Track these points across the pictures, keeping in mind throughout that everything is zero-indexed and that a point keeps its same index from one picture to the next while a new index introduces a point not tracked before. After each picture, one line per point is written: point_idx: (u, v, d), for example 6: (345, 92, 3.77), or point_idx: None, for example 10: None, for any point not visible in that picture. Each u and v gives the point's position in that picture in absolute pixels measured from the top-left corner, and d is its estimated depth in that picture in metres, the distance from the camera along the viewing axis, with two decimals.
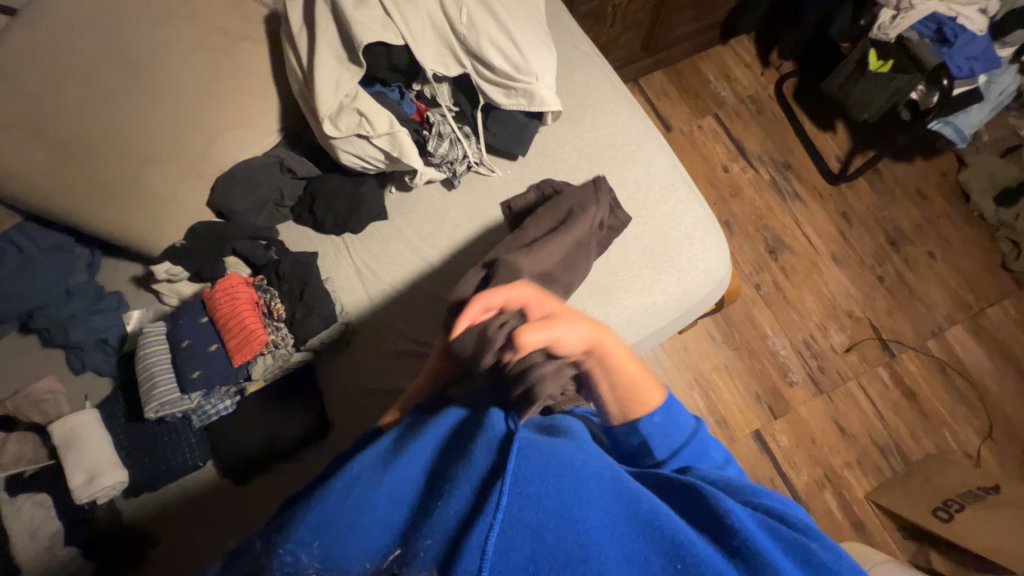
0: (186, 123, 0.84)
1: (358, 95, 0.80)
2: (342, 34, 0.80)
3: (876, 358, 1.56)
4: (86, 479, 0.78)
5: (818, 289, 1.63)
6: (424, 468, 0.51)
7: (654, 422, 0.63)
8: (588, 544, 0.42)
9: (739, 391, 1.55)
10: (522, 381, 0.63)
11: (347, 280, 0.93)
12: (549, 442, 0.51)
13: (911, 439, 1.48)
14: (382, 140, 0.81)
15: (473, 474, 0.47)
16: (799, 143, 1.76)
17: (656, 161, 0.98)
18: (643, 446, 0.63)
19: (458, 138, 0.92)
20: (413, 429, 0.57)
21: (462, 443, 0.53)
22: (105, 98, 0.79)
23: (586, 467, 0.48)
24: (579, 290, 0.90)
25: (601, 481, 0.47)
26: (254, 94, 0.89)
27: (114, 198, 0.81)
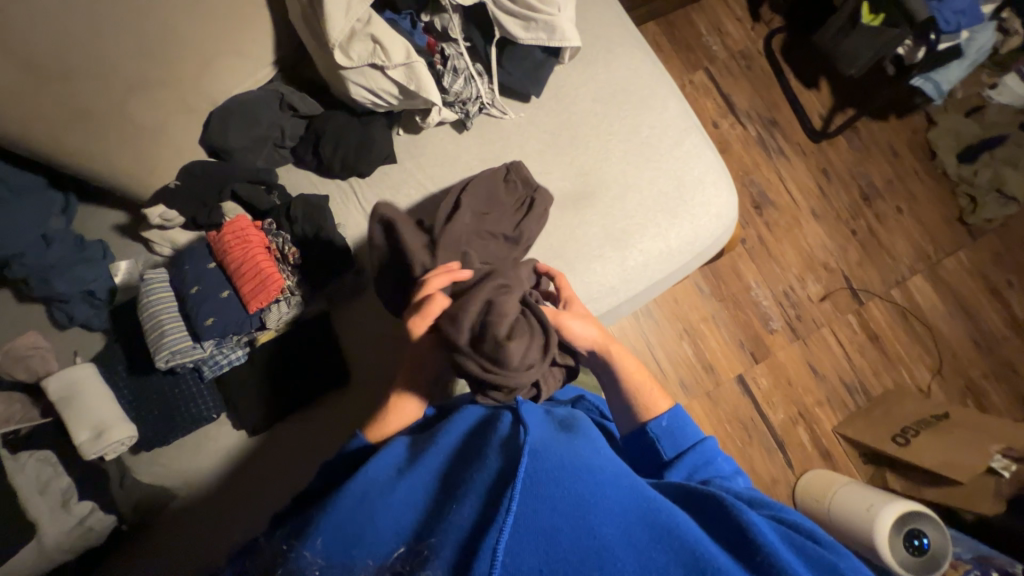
0: (173, 49, 0.75)
1: (370, 22, 0.75)
2: None
3: (846, 306, 1.68)
4: (92, 435, 0.74)
5: (798, 242, 1.72)
6: (434, 474, 0.57)
7: (661, 424, 0.70)
8: (601, 549, 0.45)
9: (725, 340, 1.64)
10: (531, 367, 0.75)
11: (357, 226, 0.91)
12: (554, 442, 0.56)
13: (873, 378, 1.63)
14: (399, 72, 0.76)
15: (483, 481, 0.52)
16: (785, 100, 1.80)
17: (669, 105, 0.97)
18: (650, 446, 0.69)
19: (472, 75, 0.89)
20: (425, 442, 0.63)
21: (473, 447, 0.58)
22: (78, 5, 0.66)
23: (596, 470, 0.52)
24: (596, 236, 0.92)
25: (609, 486, 0.51)
26: (248, 14, 0.80)
27: (99, 135, 0.73)
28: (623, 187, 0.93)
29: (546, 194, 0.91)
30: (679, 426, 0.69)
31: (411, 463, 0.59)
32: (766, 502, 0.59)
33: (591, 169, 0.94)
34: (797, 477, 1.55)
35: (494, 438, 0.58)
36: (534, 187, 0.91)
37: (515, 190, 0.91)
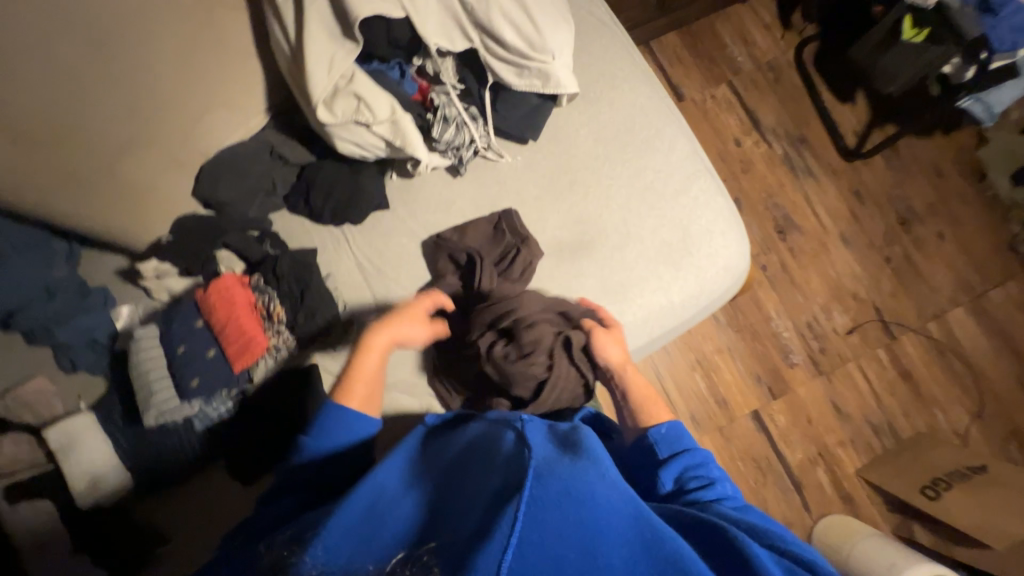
0: (160, 107, 0.76)
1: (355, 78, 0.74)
2: (336, 6, 0.71)
3: (876, 340, 1.57)
4: (88, 483, 0.78)
5: (825, 270, 1.61)
6: (435, 489, 0.56)
7: (661, 431, 0.71)
8: None
9: (740, 373, 1.56)
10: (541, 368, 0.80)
11: (348, 275, 0.90)
12: (558, 459, 0.54)
13: (904, 419, 1.51)
14: (384, 125, 0.74)
15: (486, 497, 0.50)
16: (815, 116, 1.68)
17: (677, 146, 0.91)
18: (648, 448, 0.69)
19: (464, 121, 0.85)
20: (424, 461, 0.63)
21: (475, 462, 0.57)
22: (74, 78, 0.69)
23: (602, 496, 0.50)
24: (594, 289, 0.88)
25: (612, 513, 0.49)
26: (232, 63, 0.80)
27: (94, 194, 0.75)
28: (623, 236, 0.88)
29: (536, 245, 0.88)
30: (678, 437, 0.71)
31: (413, 479, 0.59)
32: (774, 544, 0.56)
33: (590, 217, 0.89)
34: (814, 522, 1.46)
35: (499, 455, 0.56)
36: (523, 236, 0.88)
37: (502, 239, 0.88)
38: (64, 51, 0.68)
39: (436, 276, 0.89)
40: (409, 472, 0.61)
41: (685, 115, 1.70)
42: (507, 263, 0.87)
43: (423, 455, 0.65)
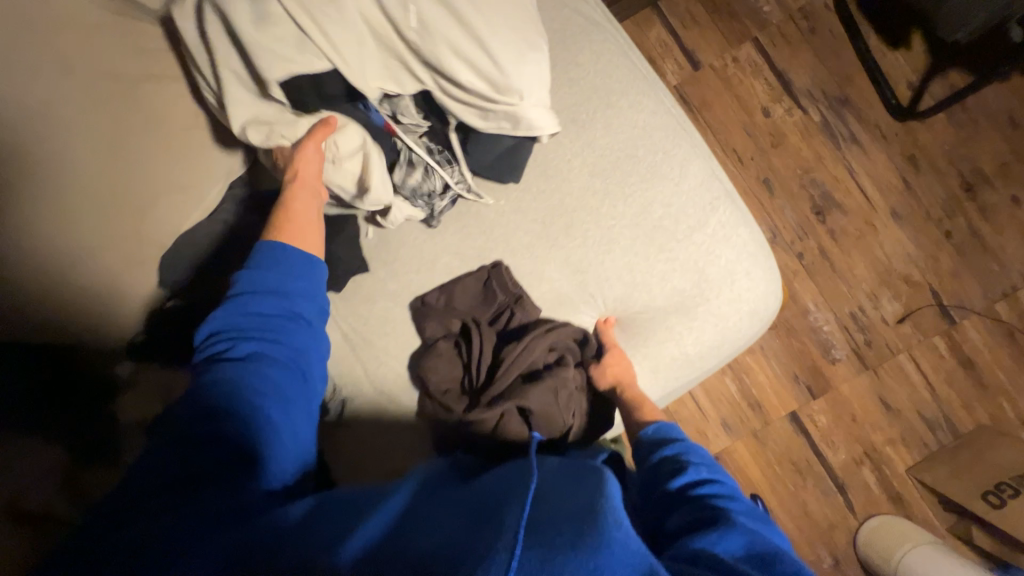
0: (105, 206, 0.69)
1: (313, 135, 0.71)
2: (250, 65, 0.67)
3: (932, 327, 1.40)
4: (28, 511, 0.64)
5: (872, 252, 1.43)
6: (452, 512, 0.51)
7: (652, 431, 0.71)
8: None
9: (775, 372, 1.44)
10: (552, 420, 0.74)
11: (335, 348, 0.84)
12: (571, 504, 0.49)
13: (964, 412, 1.38)
14: (344, 179, 0.75)
15: (489, 509, 0.49)
16: (860, 70, 1.44)
17: (688, 171, 0.78)
18: (644, 446, 0.71)
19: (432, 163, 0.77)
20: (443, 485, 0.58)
21: (493, 495, 0.52)
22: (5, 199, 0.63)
23: (619, 547, 0.45)
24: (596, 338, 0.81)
25: (630, 569, 0.44)
26: (172, 140, 0.75)
27: (58, 310, 0.70)
28: (627, 284, 0.78)
29: (530, 302, 0.79)
30: (668, 434, 0.70)
31: (429, 502, 0.54)
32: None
33: (589, 266, 0.79)
34: (860, 523, 1.37)
35: (502, 477, 0.55)
36: (515, 294, 0.79)
37: (494, 298, 0.79)
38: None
39: (427, 343, 0.81)
40: (424, 494, 0.55)
41: (704, 86, 1.48)
42: (503, 327, 0.80)
43: (440, 480, 0.59)
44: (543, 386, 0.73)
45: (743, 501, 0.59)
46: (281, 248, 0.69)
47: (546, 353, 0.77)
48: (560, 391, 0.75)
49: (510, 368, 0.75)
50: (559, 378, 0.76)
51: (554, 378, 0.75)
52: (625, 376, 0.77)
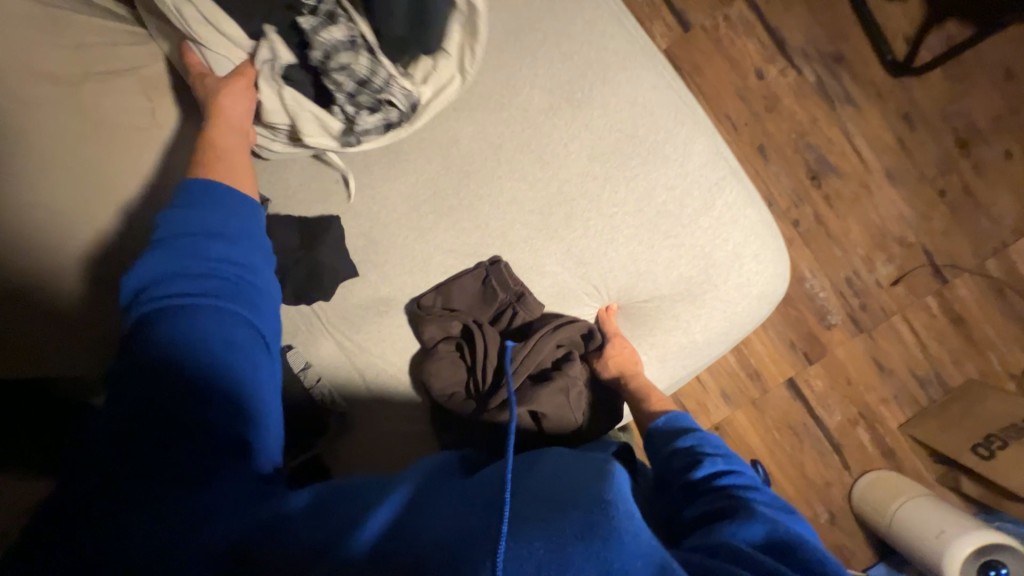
0: (55, 226, 0.62)
1: (241, 72, 0.70)
2: None
3: (924, 287, 1.41)
4: None
5: (867, 215, 1.41)
6: (456, 505, 0.48)
7: (663, 424, 0.69)
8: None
9: (772, 341, 1.45)
10: (561, 420, 0.71)
11: (330, 359, 0.80)
12: (581, 494, 0.47)
13: (953, 368, 1.41)
14: (279, 95, 0.71)
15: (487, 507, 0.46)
16: (855, 24, 1.38)
17: (693, 151, 0.73)
18: (655, 439, 0.69)
19: (355, 42, 0.67)
20: (448, 477, 0.54)
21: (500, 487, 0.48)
22: None
23: (630, 539, 0.43)
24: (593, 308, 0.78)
25: (642, 560, 0.42)
26: (128, 147, 0.68)
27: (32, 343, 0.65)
28: (631, 274, 0.75)
29: (532, 299, 0.75)
30: (680, 425, 0.68)
31: (427, 491, 0.51)
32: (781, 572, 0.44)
33: (593, 258, 0.75)
34: (854, 479, 1.42)
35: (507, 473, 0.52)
36: (518, 291, 0.75)
37: (495, 298, 0.76)
38: None
39: (427, 347, 0.77)
40: (430, 481, 0.53)
41: (695, 49, 1.41)
42: (506, 326, 0.76)
43: (443, 471, 0.55)
44: (553, 388, 0.71)
45: (766, 492, 0.57)
46: (221, 197, 0.61)
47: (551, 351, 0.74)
48: (567, 390, 0.72)
49: (518, 370, 0.72)
50: (565, 373, 0.73)
51: (561, 375, 0.73)
52: (632, 368, 0.75)
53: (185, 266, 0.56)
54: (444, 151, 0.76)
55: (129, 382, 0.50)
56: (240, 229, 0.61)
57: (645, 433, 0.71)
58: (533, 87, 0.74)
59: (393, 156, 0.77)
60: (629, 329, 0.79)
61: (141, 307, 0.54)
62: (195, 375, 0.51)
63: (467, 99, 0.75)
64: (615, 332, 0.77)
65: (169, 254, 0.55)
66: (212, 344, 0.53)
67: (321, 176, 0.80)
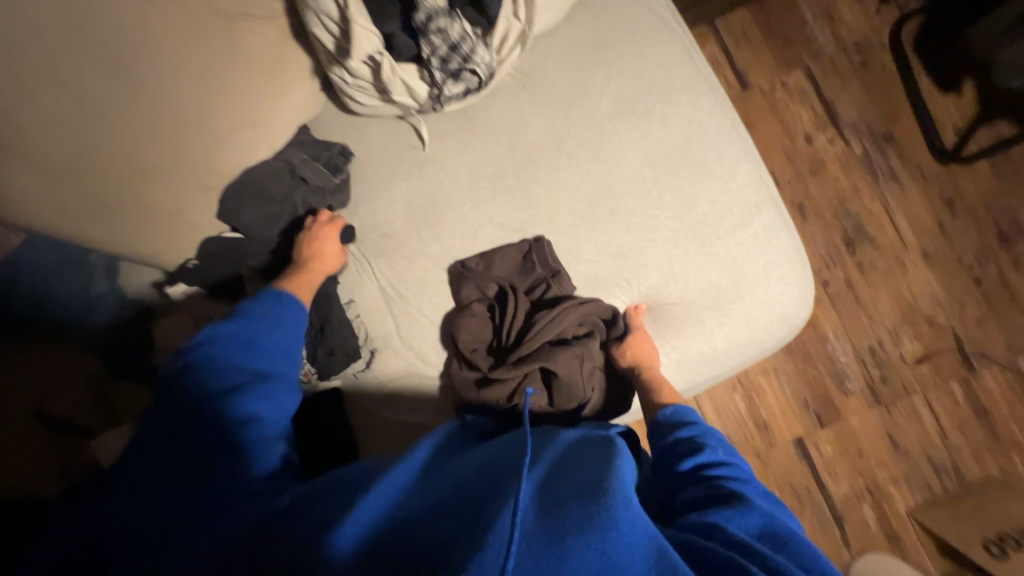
0: (184, 131, 0.74)
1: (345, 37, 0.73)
2: None
3: (950, 371, 1.40)
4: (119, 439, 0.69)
5: (898, 289, 1.43)
6: (452, 492, 0.52)
7: (668, 414, 0.69)
8: (611, 556, 0.45)
9: (785, 396, 1.44)
10: (573, 396, 0.75)
11: (371, 300, 0.87)
12: (575, 489, 0.51)
13: (973, 461, 1.36)
14: (372, 46, 0.74)
15: (493, 489, 0.50)
16: (907, 108, 1.46)
17: (739, 172, 0.81)
18: (659, 427, 0.69)
19: (454, 12, 0.75)
20: (444, 470, 0.58)
21: (501, 473, 0.53)
22: (98, 109, 0.66)
23: (626, 528, 0.47)
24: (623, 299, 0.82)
25: (636, 551, 0.46)
26: (258, 83, 0.79)
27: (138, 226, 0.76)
28: (665, 273, 0.80)
29: (568, 279, 0.81)
30: (683, 417, 0.69)
31: (433, 480, 0.56)
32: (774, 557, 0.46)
33: (630, 251, 0.81)
34: (853, 558, 1.35)
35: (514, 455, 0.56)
36: (554, 268, 0.81)
37: (532, 271, 0.82)
38: (83, 80, 0.64)
39: (461, 305, 0.83)
40: (433, 467, 0.59)
41: (749, 106, 1.50)
42: (538, 298, 0.81)
43: (444, 457, 0.62)
44: (569, 352, 0.76)
45: (760, 485, 0.59)
46: (276, 295, 0.77)
47: (572, 328, 0.78)
48: (582, 366, 0.77)
49: (541, 333, 0.76)
50: (583, 349, 0.77)
51: (580, 351, 0.77)
52: (646, 360, 0.78)
53: (234, 336, 0.70)
54: (513, 136, 0.85)
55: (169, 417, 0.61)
56: (283, 313, 0.75)
57: (651, 421, 0.71)
58: (604, 94, 0.84)
59: (467, 132, 0.86)
60: (653, 327, 0.82)
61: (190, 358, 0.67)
62: (219, 416, 0.61)
63: (543, 94, 0.85)
64: (638, 326, 0.80)
65: (226, 332, 0.70)
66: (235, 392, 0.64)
67: (396, 134, 0.88)
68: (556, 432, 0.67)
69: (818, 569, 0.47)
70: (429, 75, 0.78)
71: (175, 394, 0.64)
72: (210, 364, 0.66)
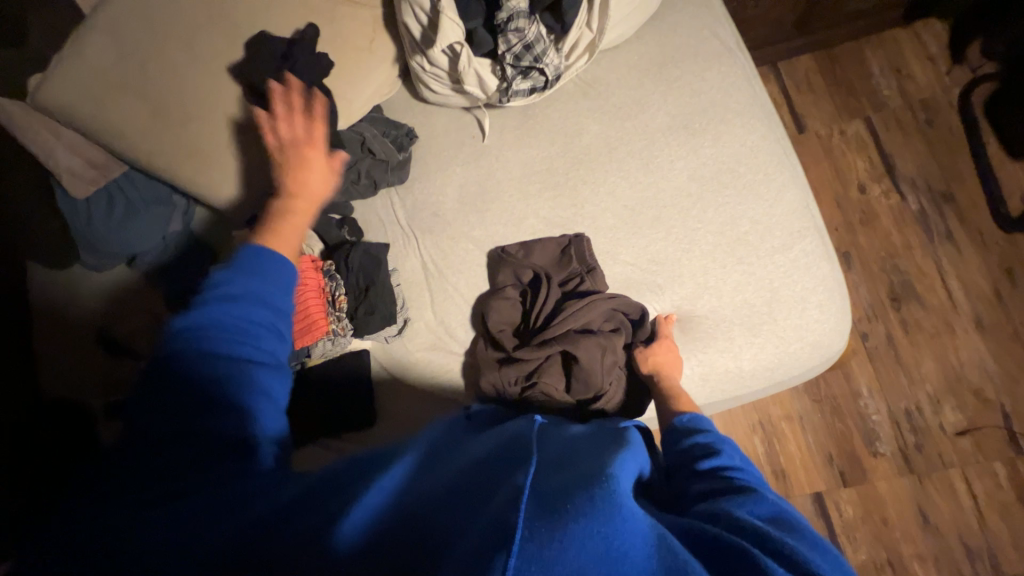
0: (271, 88, 0.81)
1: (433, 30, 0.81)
2: None
3: (995, 450, 1.31)
4: None
5: (944, 354, 1.36)
6: (450, 481, 0.51)
7: (684, 419, 0.69)
8: (614, 543, 0.42)
9: (809, 447, 1.37)
10: (592, 384, 0.77)
11: (411, 273, 0.91)
12: (576, 477, 0.49)
13: (1012, 551, 1.25)
14: (454, 38, 0.80)
15: (501, 485, 0.48)
16: (971, 171, 1.43)
17: (784, 197, 0.82)
18: (674, 429, 0.69)
19: (533, 17, 0.81)
20: (439, 463, 0.57)
21: (502, 464, 0.52)
22: (206, 64, 0.79)
23: (630, 516, 0.45)
24: (655, 305, 0.83)
25: (641, 538, 0.44)
26: (347, 57, 0.87)
27: (212, 170, 0.82)
28: (699, 285, 0.81)
29: (602, 277, 0.83)
30: (700, 423, 0.68)
31: (428, 475, 0.53)
32: (782, 540, 0.46)
33: (667, 259, 0.83)
34: None
35: (517, 447, 0.56)
36: (589, 265, 0.83)
37: (568, 265, 0.84)
38: (202, 41, 0.78)
39: (495, 287, 0.86)
40: (430, 459, 0.58)
41: (804, 148, 1.50)
42: (571, 290, 0.84)
43: (440, 448, 0.62)
44: (592, 342, 0.77)
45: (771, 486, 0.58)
46: (252, 247, 0.65)
47: (599, 321, 0.80)
48: (605, 359, 0.78)
49: (566, 320, 0.79)
50: (607, 343, 0.78)
51: (604, 343, 0.78)
52: (669, 370, 0.77)
53: (217, 314, 0.60)
54: (569, 138, 0.90)
55: (161, 406, 0.54)
56: (273, 271, 0.65)
57: (667, 427, 0.71)
58: (661, 109, 0.87)
59: (526, 129, 0.92)
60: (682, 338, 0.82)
61: (172, 342, 0.58)
62: (213, 403, 0.55)
63: (602, 103, 0.90)
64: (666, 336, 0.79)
65: (207, 309, 0.60)
66: (227, 372, 0.58)
67: (460, 123, 0.95)
68: (566, 423, 0.68)
69: (828, 556, 0.46)
70: (501, 71, 0.85)
71: (161, 383, 0.56)
72: (195, 344, 0.58)
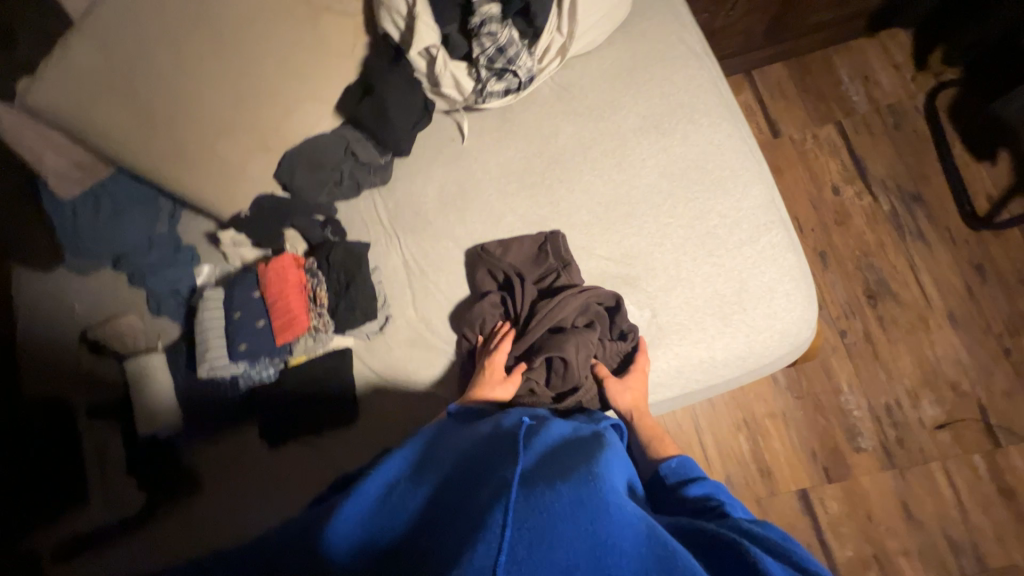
0: (263, 98, 0.86)
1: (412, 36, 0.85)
2: None
3: (974, 442, 1.33)
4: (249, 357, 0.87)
5: (920, 349, 1.39)
6: (436, 489, 0.54)
7: (671, 464, 0.68)
8: (601, 540, 0.45)
9: (793, 444, 1.38)
10: (566, 377, 0.79)
11: (393, 271, 0.93)
12: (563, 472, 0.51)
13: (994, 543, 1.27)
14: (430, 42, 0.84)
15: (488, 486, 0.50)
16: (939, 171, 1.48)
17: (751, 193, 0.86)
18: (662, 470, 0.68)
19: (505, 21, 0.86)
20: (428, 465, 0.59)
21: (490, 465, 0.54)
22: (195, 69, 0.81)
23: (615, 510, 0.47)
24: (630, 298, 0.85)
25: (627, 530, 0.46)
26: (330, 63, 0.91)
27: (207, 175, 0.87)
28: (672, 278, 0.84)
29: (578, 272, 0.85)
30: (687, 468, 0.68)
31: (416, 480, 0.56)
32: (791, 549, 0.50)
33: (640, 254, 0.85)
34: None
35: (505, 443, 0.58)
36: (565, 261, 0.86)
37: (544, 261, 0.86)
38: (190, 46, 0.80)
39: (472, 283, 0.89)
40: (422, 461, 0.60)
41: (779, 152, 1.55)
42: (546, 286, 0.86)
43: (433, 448, 0.63)
44: (567, 339, 0.79)
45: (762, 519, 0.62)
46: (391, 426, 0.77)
47: (573, 319, 0.82)
48: (579, 357, 0.79)
49: (539, 322, 0.81)
50: (580, 343, 0.80)
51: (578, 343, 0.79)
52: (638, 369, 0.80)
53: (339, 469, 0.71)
54: (545, 139, 0.93)
55: None
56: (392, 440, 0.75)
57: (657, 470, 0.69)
58: (632, 111, 0.91)
59: (504, 131, 0.95)
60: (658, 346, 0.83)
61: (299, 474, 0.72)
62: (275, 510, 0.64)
63: (576, 105, 0.93)
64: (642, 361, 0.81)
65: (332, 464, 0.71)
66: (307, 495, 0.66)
67: (439, 126, 0.98)
68: (552, 417, 0.69)
69: None
70: (476, 73, 0.89)
71: None
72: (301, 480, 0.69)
